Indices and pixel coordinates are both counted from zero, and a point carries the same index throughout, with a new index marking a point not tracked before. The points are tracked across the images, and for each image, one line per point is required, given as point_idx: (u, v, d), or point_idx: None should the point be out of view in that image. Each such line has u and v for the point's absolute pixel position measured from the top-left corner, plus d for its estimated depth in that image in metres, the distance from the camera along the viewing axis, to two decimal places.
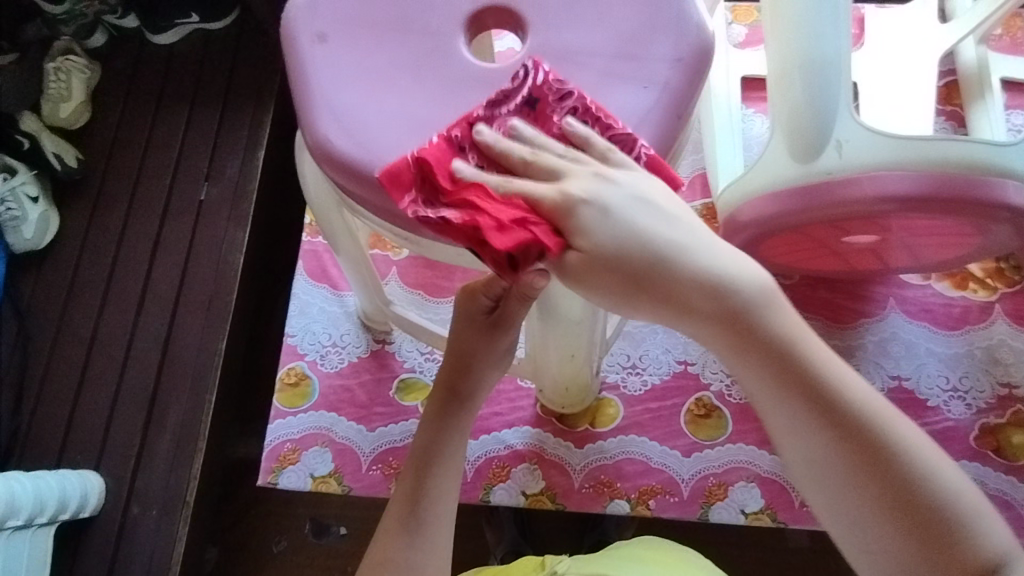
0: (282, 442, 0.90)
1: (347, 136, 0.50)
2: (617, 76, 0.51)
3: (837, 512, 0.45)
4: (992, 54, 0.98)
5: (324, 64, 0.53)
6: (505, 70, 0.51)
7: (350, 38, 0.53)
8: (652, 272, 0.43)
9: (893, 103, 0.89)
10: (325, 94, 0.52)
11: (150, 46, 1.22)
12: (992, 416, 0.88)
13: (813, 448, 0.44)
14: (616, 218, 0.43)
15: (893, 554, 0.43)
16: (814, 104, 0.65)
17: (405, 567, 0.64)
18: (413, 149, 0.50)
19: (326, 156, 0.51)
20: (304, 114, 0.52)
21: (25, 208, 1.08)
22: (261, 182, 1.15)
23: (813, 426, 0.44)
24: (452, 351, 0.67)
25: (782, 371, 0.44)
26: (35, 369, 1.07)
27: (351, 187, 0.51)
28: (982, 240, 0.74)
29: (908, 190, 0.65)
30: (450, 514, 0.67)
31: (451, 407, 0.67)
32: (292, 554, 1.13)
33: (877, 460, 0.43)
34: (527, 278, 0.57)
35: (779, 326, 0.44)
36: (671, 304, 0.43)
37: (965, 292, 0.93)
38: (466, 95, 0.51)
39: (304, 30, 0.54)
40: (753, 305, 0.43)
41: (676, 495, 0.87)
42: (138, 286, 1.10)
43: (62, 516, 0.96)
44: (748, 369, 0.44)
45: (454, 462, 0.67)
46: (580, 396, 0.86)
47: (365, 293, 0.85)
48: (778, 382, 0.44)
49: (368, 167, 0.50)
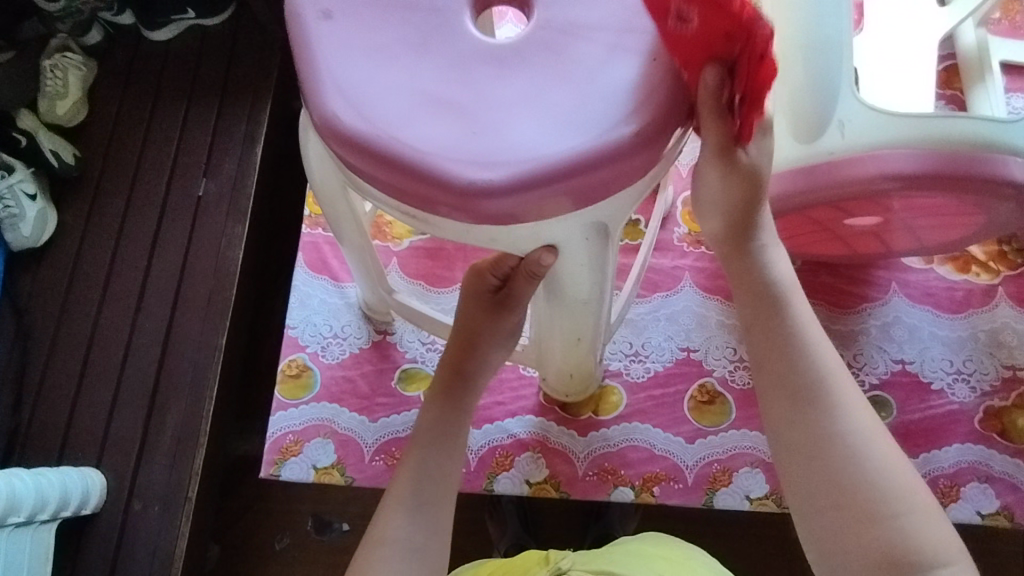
0: (284, 434, 0.90)
1: (353, 111, 0.50)
2: (625, 48, 0.50)
3: (801, 457, 0.59)
4: (993, 37, 0.98)
5: (328, 41, 0.52)
6: (508, 47, 0.51)
7: (355, 15, 0.53)
8: (746, 241, 0.62)
9: (893, 85, 0.89)
10: (330, 70, 0.51)
11: (146, 42, 1.21)
12: (997, 398, 0.87)
13: (794, 411, 0.59)
14: (732, 193, 0.58)
15: (827, 514, 0.57)
16: (815, 83, 0.66)
17: (406, 549, 0.62)
18: (420, 123, 0.49)
19: (330, 130, 0.50)
20: (309, 90, 0.52)
21: (22, 206, 1.08)
22: (260, 176, 1.15)
23: (797, 395, 0.59)
24: (459, 330, 0.71)
25: (774, 342, 0.61)
26: (34, 367, 1.06)
27: (357, 161, 0.50)
28: (986, 219, 0.74)
29: (912, 169, 0.65)
30: (453, 492, 0.67)
31: (458, 383, 0.70)
32: (295, 550, 1.12)
33: (828, 440, 0.58)
34: (535, 254, 0.57)
35: (795, 317, 0.62)
36: (735, 273, 0.63)
37: (968, 275, 0.93)
38: (472, 70, 0.51)
39: (303, 8, 0.53)
40: (784, 297, 0.62)
41: (680, 482, 0.86)
42: (138, 282, 1.09)
43: (64, 512, 0.95)
44: (759, 328, 0.62)
45: (458, 439, 0.69)
46: (583, 384, 0.86)
47: (366, 284, 0.85)
48: (767, 353, 0.61)
49: (375, 141, 0.49)
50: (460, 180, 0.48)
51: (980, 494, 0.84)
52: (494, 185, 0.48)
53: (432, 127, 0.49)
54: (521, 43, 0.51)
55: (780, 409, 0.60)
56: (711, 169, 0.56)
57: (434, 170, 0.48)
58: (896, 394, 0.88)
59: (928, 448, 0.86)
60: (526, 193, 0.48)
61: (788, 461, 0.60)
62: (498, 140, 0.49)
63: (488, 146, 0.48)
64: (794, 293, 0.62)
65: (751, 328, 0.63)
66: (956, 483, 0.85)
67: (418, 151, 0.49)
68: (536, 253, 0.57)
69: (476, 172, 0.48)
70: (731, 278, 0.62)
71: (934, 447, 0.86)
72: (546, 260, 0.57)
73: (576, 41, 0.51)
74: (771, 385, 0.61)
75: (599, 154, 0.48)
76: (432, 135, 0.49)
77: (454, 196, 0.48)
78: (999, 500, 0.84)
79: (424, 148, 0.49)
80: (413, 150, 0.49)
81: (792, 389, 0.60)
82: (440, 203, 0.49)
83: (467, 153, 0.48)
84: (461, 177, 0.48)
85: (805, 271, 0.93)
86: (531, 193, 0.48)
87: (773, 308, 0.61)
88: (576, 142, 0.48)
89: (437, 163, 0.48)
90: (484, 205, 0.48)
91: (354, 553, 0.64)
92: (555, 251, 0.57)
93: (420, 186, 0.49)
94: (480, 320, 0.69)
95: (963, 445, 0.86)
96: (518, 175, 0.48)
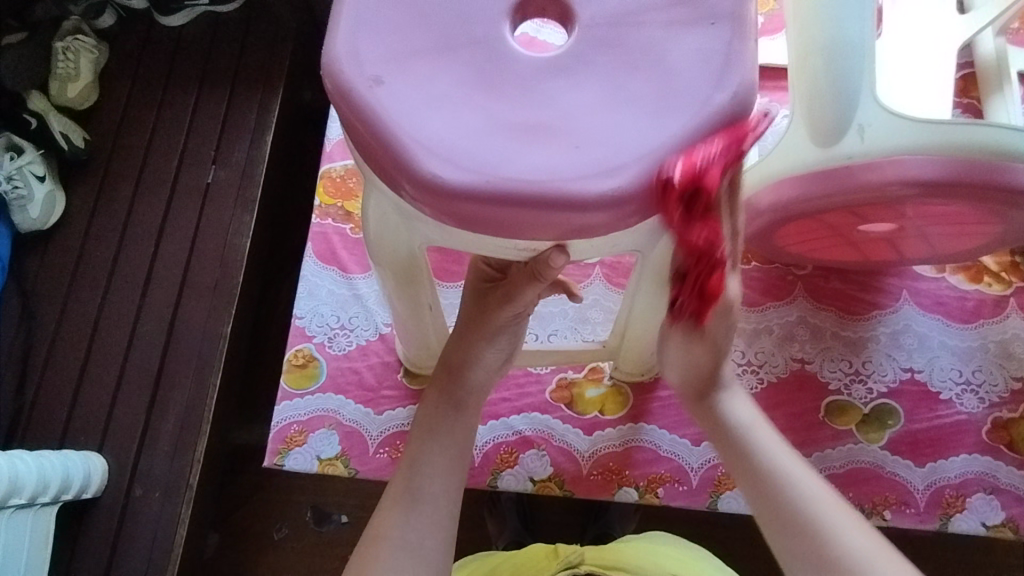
0: (288, 424, 0.89)
1: (456, 166, 0.48)
2: (679, 22, 0.52)
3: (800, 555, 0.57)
4: (1012, 47, 0.97)
5: (392, 104, 0.50)
6: (566, 56, 0.52)
7: (406, 71, 0.51)
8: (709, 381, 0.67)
9: (910, 92, 0.88)
10: (411, 135, 0.49)
11: (158, 28, 1.20)
12: (1005, 409, 0.87)
13: (779, 514, 0.60)
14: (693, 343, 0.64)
15: None
16: (836, 86, 0.65)
17: (402, 548, 0.61)
18: (529, 156, 0.48)
19: (432, 191, 0.48)
20: (393, 162, 0.49)
21: (32, 187, 1.07)
22: (270, 165, 1.15)
23: (775, 497, 0.60)
24: (472, 314, 0.70)
25: (745, 460, 0.63)
26: (39, 350, 1.06)
27: (476, 213, 0.48)
28: (1000, 227, 0.73)
29: (930, 176, 0.65)
30: (451, 493, 0.64)
31: (453, 381, 0.69)
32: (293, 541, 1.12)
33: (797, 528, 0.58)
34: (546, 254, 0.54)
35: (759, 432, 0.65)
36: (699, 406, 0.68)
37: (979, 285, 0.92)
38: (545, 88, 0.51)
39: (352, 81, 0.51)
40: (746, 422, 0.65)
41: (685, 484, 0.86)
42: (144, 268, 1.09)
43: (65, 496, 0.95)
44: (730, 447, 0.65)
45: (458, 439, 0.67)
46: (649, 361, 0.86)
47: (400, 322, 0.80)
48: (743, 467, 0.63)
49: (486, 186, 0.48)
50: (595, 197, 0.47)
51: (986, 505, 0.84)
52: (630, 184, 0.47)
53: (541, 155, 0.48)
54: (576, 48, 0.52)
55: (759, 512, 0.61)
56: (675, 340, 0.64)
57: (560, 193, 0.47)
58: (904, 402, 0.88)
59: (935, 458, 0.86)
60: (657, 182, 0.48)
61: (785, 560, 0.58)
62: (610, 146, 0.48)
63: (604, 154, 0.48)
64: (756, 419, 0.66)
65: (724, 454, 0.65)
66: (961, 493, 0.84)
67: (536, 182, 0.47)
68: (548, 253, 0.54)
69: (609, 182, 0.47)
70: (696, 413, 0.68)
71: (939, 457, 0.86)
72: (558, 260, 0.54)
73: (629, 33, 0.52)
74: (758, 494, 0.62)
75: (708, 127, 0.49)
76: (542, 163, 0.48)
77: (593, 211, 0.47)
78: (1005, 512, 0.84)
79: (540, 177, 0.47)
80: (529, 181, 0.47)
81: (766, 491, 0.61)
82: (583, 224, 0.48)
83: (589, 168, 0.48)
84: (596, 194, 0.47)
85: (815, 276, 0.93)
86: (662, 177, 0.48)
87: (738, 440, 0.64)
88: (680, 123, 0.49)
89: (568, 186, 0.47)
90: (628, 207, 0.48)
91: (352, 552, 0.63)
92: (566, 250, 0.54)
93: (558, 216, 0.47)
94: (473, 313, 0.69)
95: (970, 456, 0.85)
96: (640, 173, 0.48)
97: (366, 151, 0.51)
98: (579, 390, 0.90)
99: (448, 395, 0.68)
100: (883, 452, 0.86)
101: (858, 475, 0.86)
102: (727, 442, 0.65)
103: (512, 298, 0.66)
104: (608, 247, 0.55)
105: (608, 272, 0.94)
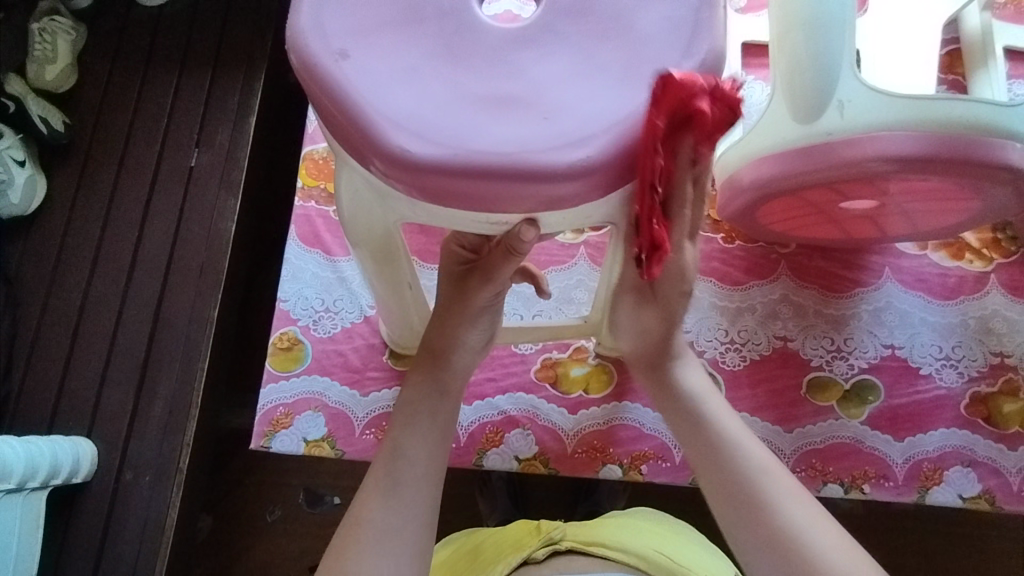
0: (274, 407, 0.90)
1: (424, 140, 0.48)
2: None
3: (712, 468, 0.64)
4: (997, 22, 0.97)
5: (358, 78, 0.49)
6: (535, 25, 0.51)
7: (373, 46, 0.51)
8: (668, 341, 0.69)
9: (895, 67, 0.88)
10: (377, 110, 0.48)
11: (137, 7, 1.18)
12: (984, 384, 0.88)
13: (696, 433, 0.66)
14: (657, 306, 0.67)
15: (741, 510, 0.61)
16: (814, 61, 0.66)
17: (380, 530, 0.61)
18: (497, 129, 0.48)
19: (400, 166, 0.48)
20: (360, 137, 0.48)
21: (12, 172, 1.06)
22: (254, 148, 1.14)
23: (691, 423, 0.67)
24: (449, 297, 0.70)
25: (677, 404, 0.68)
26: (24, 336, 1.05)
27: (445, 188, 0.48)
28: (979, 204, 0.73)
29: (908, 151, 0.64)
30: (431, 478, 0.64)
31: (433, 364, 0.70)
32: (285, 523, 1.13)
33: (769, 535, 0.59)
34: (515, 228, 0.53)
35: (690, 380, 0.69)
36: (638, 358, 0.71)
37: (961, 262, 0.93)
38: (513, 59, 0.50)
39: (317, 54, 0.50)
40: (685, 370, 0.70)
41: (669, 461, 0.87)
42: (128, 251, 1.08)
43: (54, 481, 0.95)
44: (663, 390, 0.69)
45: (438, 421, 0.67)
46: None
47: (382, 305, 0.80)
48: (673, 409, 0.69)
49: (454, 161, 0.47)
50: (563, 168, 0.47)
51: (963, 478, 0.85)
52: (599, 155, 0.47)
53: (509, 126, 0.48)
54: (547, 18, 0.52)
55: (687, 441, 0.67)
56: (627, 306, 0.69)
57: (528, 166, 0.47)
58: (884, 378, 0.89)
59: (914, 433, 0.87)
60: (626, 152, 0.48)
61: (747, 560, 0.60)
62: (579, 116, 0.48)
63: (573, 124, 0.48)
64: (694, 368, 0.70)
65: (658, 398, 0.70)
66: (939, 467, 0.86)
67: (503, 154, 0.47)
68: (517, 228, 0.53)
69: (577, 153, 0.47)
70: (636, 362, 0.72)
71: (918, 432, 0.87)
72: (530, 234, 0.53)
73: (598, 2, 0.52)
74: (683, 424, 0.68)
75: None
76: (509, 135, 0.48)
77: (561, 182, 0.47)
78: (981, 484, 0.85)
79: (507, 150, 0.47)
80: (496, 154, 0.47)
81: (687, 422, 0.67)
82: (552, 197, 0.48)
83: (558, 139, 0.47)
84: (563, 164, 0.47)
85: (798, 255, 0.94)
86: (630, 147, 0.48)
87: (690, 407, 0.67)
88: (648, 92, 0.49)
89: (536, 159, 0.47)
90: (598, 177, 0.48)
91: (334, 534, 0.63)
92: (537, 224, 0.53)
93: (529, 188, 0.47)
94: (450, 294, 0.70)
95: (948, 430, 0.87)
96: (609, 144, 0.47)
97: (334, 127, 0.50)
98: (564, 370, 0.91)
99: (431, 378, 0.69)
100: (864, 428, 0.87)
101: (839, 450, 0.87)
102: (667, 387, 0.69)
103: (491, 278, 0.66)
104: (577, 221, 0.54)
105: (592, 253, 0.94)
